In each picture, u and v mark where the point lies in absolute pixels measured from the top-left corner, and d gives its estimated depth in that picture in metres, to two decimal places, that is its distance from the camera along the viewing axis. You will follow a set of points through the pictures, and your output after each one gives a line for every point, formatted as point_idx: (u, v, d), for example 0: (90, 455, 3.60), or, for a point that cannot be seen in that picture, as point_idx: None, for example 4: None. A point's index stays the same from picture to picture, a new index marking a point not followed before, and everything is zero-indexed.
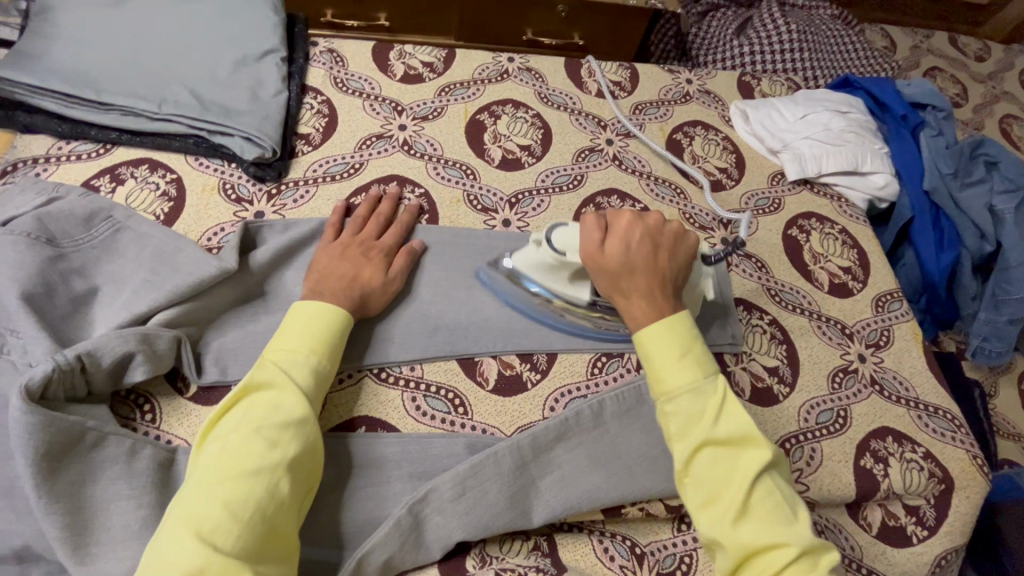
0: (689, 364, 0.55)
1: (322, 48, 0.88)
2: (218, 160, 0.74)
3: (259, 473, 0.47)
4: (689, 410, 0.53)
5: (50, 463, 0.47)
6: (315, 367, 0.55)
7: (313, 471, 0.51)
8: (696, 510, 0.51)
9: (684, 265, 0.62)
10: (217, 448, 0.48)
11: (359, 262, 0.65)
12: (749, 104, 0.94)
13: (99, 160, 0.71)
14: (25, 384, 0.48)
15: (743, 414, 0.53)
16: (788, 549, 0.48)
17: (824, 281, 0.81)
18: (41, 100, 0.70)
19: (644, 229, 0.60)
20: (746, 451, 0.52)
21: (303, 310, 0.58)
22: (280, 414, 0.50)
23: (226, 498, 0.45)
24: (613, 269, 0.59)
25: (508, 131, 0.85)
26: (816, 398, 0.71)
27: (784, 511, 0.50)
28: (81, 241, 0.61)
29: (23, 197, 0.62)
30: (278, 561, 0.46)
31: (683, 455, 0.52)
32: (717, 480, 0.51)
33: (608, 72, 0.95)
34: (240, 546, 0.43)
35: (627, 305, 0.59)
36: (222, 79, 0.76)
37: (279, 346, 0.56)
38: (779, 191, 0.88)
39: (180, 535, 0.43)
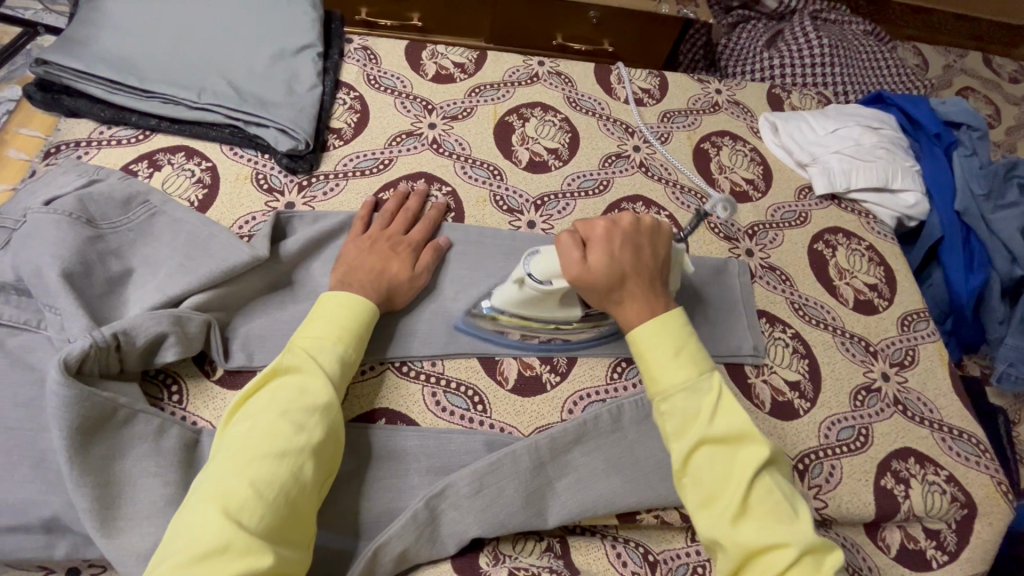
0: (684, 362, 0.54)
1: (356, 45, 0.89)
2: (252, 151, 0.75)
3: (284, 455, 0.47)
4: (685, 409, 0.52)
5: (83, 436, 0.48)
6: (342, 355, 0.56)
7: (334, 458, 0.52)
8: (695, 510, 0.51)
9: (663, 257, 0.62)
10: (244, 426, 0.49)
11: (387, 255, 0.66)
12: (779, 116, 0.94)
13: (138, 145, 0.73)
14: (63, 358, 0.50)
15: (739, 412, 0.52)
16: (790, 550, 0.47)
17: (849, 297, 0.80)
18: (87, 86, 0.72)
19: (622, 233, 0.60)
20: (744, 448, 0.51)
21: (333, 299, 0.59)
22: (306, 398, 0.51)
23: (252, 477, 0.45)
24: (602, 283, 0.58)
25: (536, 134, 0.86)
26: (838, 415, 0.70)
27: (785, 509, 0.49)
28: (119, 223, 0.62)
29: (66, 178, 0.64)
30: (295, 544, 0.46)
31: (681, 453, 0.51)
32: (717, 479, 0.50)
33: (637, 79, 0.96)
34: (263, 525, 0.44)
35: (624, 313, 0.58)
36: (260, 72, 0.77)
37: (308, 332, 0.57)
38: (806, 205, 0.87)
39: (206, 509, 0.43)
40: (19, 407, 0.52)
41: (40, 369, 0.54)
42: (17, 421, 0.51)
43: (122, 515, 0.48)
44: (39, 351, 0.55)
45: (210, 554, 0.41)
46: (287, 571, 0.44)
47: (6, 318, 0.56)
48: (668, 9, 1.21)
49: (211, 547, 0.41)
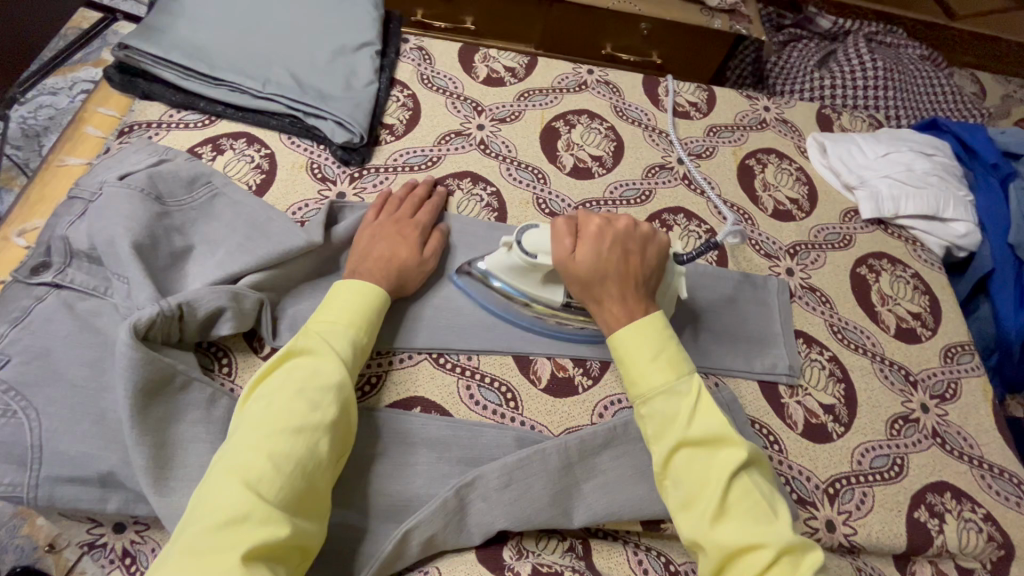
0: (664, 365, 0.56)
1: (412, 45, 0.92)
2: (309, 141, 0.78)
3: (300, 431, 0.49)
4: (663, 412, 0.54)
5: (144, 398, 0.52)
6: (354, 339, 0.58)
7: (347, 436, 0.54)
8: (676, 512, 0.52)
9: (655, 265, 0.63)
10: (260, 404, 0.50)
11: (401, 242, 0.67)
12: (828, 137, 0.93)
13: (203, 130, 0.77)
14: (133, 322, 0.53)
15: (716, 414, 0.53)
16: (767, 550, 0.47)
17: (891, 324, 0.78)
18: (161, 71, 0.76)
19: (613, 234, 0.61)
20: (721, 450, 0.52)
21: (347, 286, 0.61)
22: (320, 378, 0.53)
23: (272, 451, 0.47)
24: (582, 276, 0.60)
25: (582, 141, 0.87)
26: (872, 442, 0.69)
27: (761, 509, 0.50)
28: (183, 202, 0.66)
29: (137, 156, 0.68)
30: (310, 517, 0.48)
31: (661, 455, 0.53)
32: (693, 481, 0.51)
33: (684, 92, 0.96)
34: (282, 497, 0.46)
35: (600, 309, 0.61)
36: (321, 67, 0.81)
37: (322, 317, 0.59)
38: (851, 228, 0.86)
39: (227, 481, 0.45)
40: (85, 367, 0.55)
41: (106, 333, 0.58)
42: (82, 379, 0.55)
43: (173, 476, 0.51)
44: (106, 316, 0.59)
45: (233, 522, 0.43)
46: (303, 543, 0.46)
47: (77, 284, 0.60)
48: (722, 24, 1.21)
49: (232, 515, 0.43)
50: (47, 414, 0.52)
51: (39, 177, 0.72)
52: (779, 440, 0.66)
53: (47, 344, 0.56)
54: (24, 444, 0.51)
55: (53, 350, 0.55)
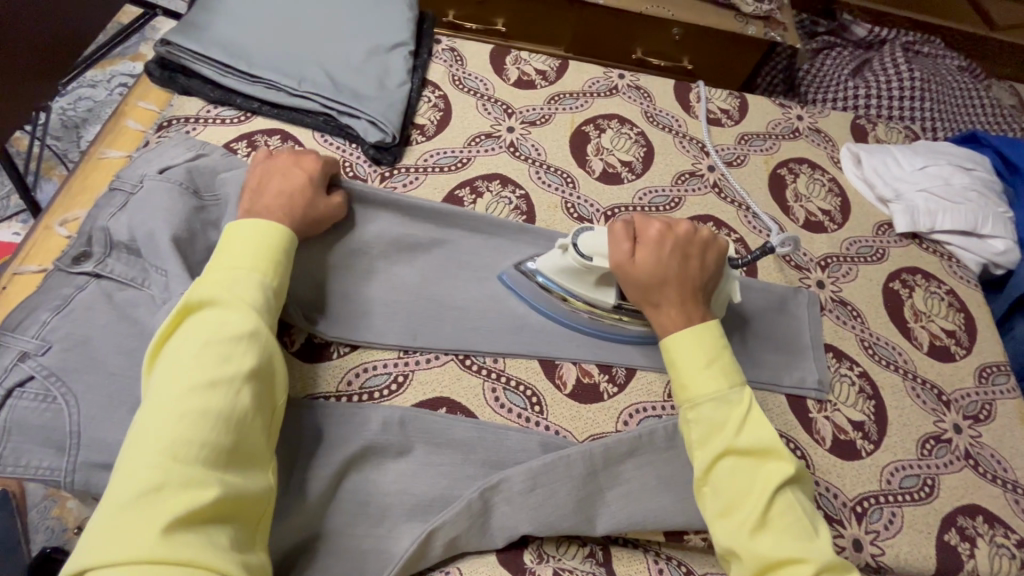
0: (717, 373, 0.56)
1: (444, 46, 0.92)
2: (341, 140, 0.79)
3: (212, 384, 0.46)
4: (711, 420, 0.54)
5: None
6: (264, 283, 0.54)
7: (271, 382, 0.51)
8: (712, 519, 0.52)
9: (713, 274, 0.64)
10: (167, 366, 0.47)
11: (294, 177, 0.64)
12: (863, 148, 0.91)
13: (239, 126, 0.78)
14: None
15: (765, 427, 0.54)
16: (807, 566, 0.48)
17: (923, 341, 0.77)
18: (202, 67, 0.78)
19: (674, 240, 0.63)
20: (768, 463, 0.53)
21: (242, 229, 0.56)
22: (229, 327, 0.49)
23: (183, 412, 0.44)
24: (642, 279, 0.61)
25: (612, 145, 0.86)
26: (903, 462, 0.67)
27: (802, 525, 0.50)
28: (220, 196, 0.67)
29: (176, 150, 0.69)
30: (245, 474, 0.46)
31: (704, 461, 0.53)
32: (735, 491, 0.52)
33: (716, 99, 0.95)
34: (207, 455, 0.43)
35: (655, 314, 0.61)
36: (356, 66, 0.81)
37: (221, 263, 0.54)
38: (885, 242, 0.84)
39: (142, 451, 0.42)
40: (124, 355, 0.57)
41: (143, 323, 0.59)
42: (119, 367, 0.56)
43: None
44: (143, 307, 0.60)
45: (151, 493, 0.40)
46: (242, 497, 0.44)
47: (117, 274, 0.61)
48: (755, 31, 1.19)
49: (149, 485, 0.40)
50: (85, 401, 0.54)
51: (80, 169, 0.74)
52: (806, 456, 0.65)
53: (86, 332, 0.57)
54: (63, 430, 0.53)
55: (93, 338, 0.57)
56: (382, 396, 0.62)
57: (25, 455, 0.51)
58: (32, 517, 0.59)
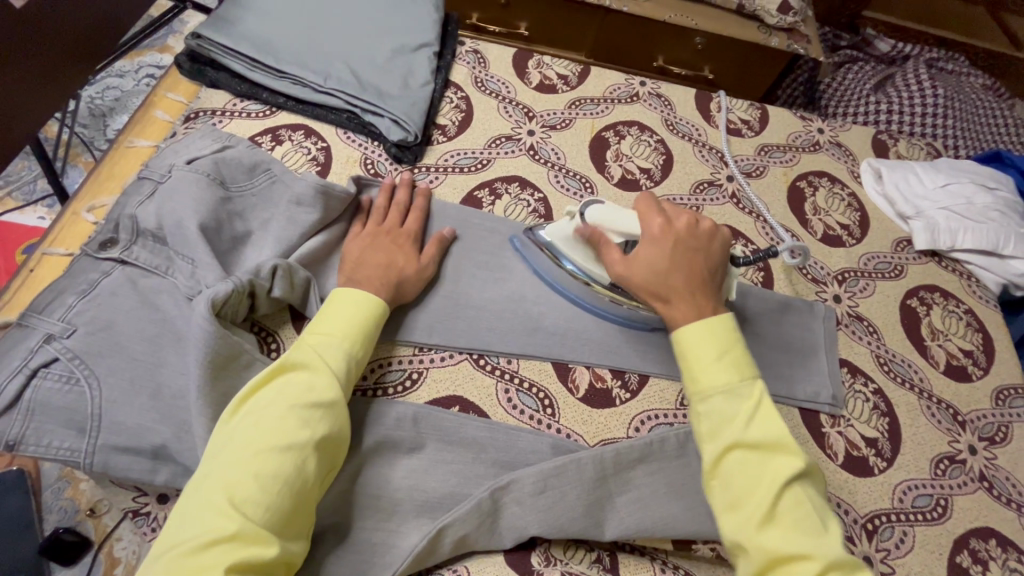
0: (728, 366, 0.55)
1: (468, 48, 0.93)
2: (364, 137, 0.80)
3: (288, 450, 0.48)
4: (721, 412, 0.53)
5: (211, 373, 0.55)
6: (350, 355, 0.57)
7: (338, 452, 0.53)
8: (720, 512, 0.51)
9: (717, 267, 0.64)
10: (249, 420, 0.50)
11: (392, 250, 0.67)
12: (885, 164, 0.90)
13: (265, 120, 0.79)
14: (212, 296, 0.56)
15: (776, 420, 0.53)
16: (814, 562, 0.47)
17: (940, 359, 0.76)
18: (230, 61, 0.79)
19: (676, 236, 0.62)
20: (779, 457, 0.51)
21: (345, 297, 0.59)
22: (313, 394, 0.52)
23: (257, 471, 0.46)
24: (649, 274, 0.61)
25: (631, 152, 0.87)
26: (915, 480, 0.67)
27: (813, 521, 0.49)
28: (244, 187, 0.68)
29: (202, 141, 0.70)
30: (296, 538, 0.48)
31: (713, 454, 0.52)
32: (743, 486, 0.51)
33: (737, 110, 0.95)
34: (267, 518, 0.45)
35: (665, 307, 0.60)
36: (381, 65, 0.82)
37: (317, 329, 0.57)
38: (903, 259, 0.84)
39: (214, 499, 0.45)
40: (147, 341, 0.58)
41: (167, 311, 0.60)
42: (141, 353, 0.57)
43: None
44: (166, 294, 0.61)
45: (218, 541, 0.43)
46: (286, 563, 0.46)
47: (141, 261, 0.62)
48: (779, 43, 1.18)
49: (218, 536, 0.43)
50: (107, 384, 0.55)
51: (107, 157, 0.75)
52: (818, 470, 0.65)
53: (111, 317, 0.58)
54: (85, 412, 0.53)
55: (117, 323, 0.58)
56: (396, 392, 0.63)
57: (47, 435, 0.52)
58: (47, 497, 0.60)
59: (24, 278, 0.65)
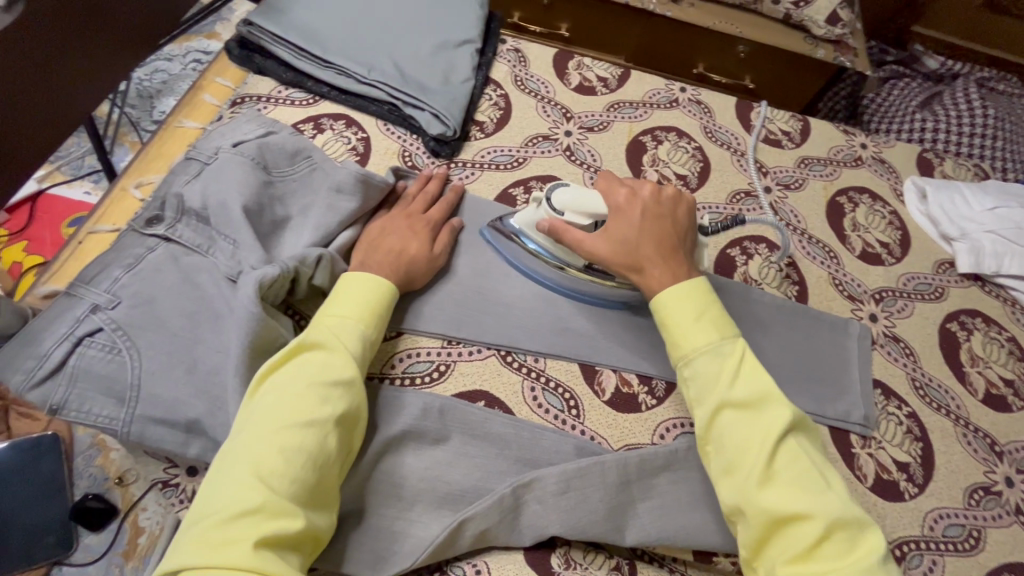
0: (707, 327, 0.56)
1: (509, 47, 0.94)
2: (403, 130, 0.81)
3: (309, 425, 0.49)
4: (706, 373, 0.54)
5: (247, 351, 0.56)
6: (366, 335, 0.58)
7: (356, 430, 0.54)
8: (719, 477, 0.52)
9: (684, 229, 0.64)
10: (270, 397, 0.50)
11: (408, 236, 0.67)
12: (930, 183, 0.88)
13: (308, 108, 0.80)
14: (260, 279, 0.57)
15: (760, 376, 0.54)
16: (815, 521, 0.47)
17: (979, 387, 0.74)
18: (279, 49, 0.81)
19: (643, 206, 0.63)
20: (765, 412, 0.52)
21: (354, 279, 0.60)
22: (330, 372, 0.52)
23: (281, 446, 0.47)
24: (622, 243, 0.61)
25: (668, 158, 0.86)
26: (947, 509, 0.65)
27: (813, 477, 0.49)
28: (285, 173, 0.69)
29: (248, 126, 0.71)
30: (321, 511, 0.49)
31: (703, 419, 0.53)
32: (738, 448, 0.51)
33: (778, 120, 0.94)
34: (293, 491, 0.46)
35: (642, 277, 0.61)
36: (423, 59, 0.83)
37: (331, 311, 0.58)
38: (944, 280, 0.82)
39: (241, 474, 0.45)
40: (186, 318, 0.59)
41: (205, 289, 0.62)
42: (179, 328, 0.59)
43: None
44: (206, 273, 0.62)
45: (246, 513, 0.43)
46: (314, 535, 0.47)
47: (184, 239, 0.64)
48: (824, 55, 1.18)
49: (246, 507, 0.43)
50: (146, 357, 0.56)
51: (157, 136, 0.77)
52: (846, 491, 0.63)
53: (153, 292, 0.60)
54: (125, 382, 0.55)
55: (158, 298, 0.59)
56: (423, 383, 0.64)
57: (88, 403, 0.54)
58: (77, 464, 0.64)
59: (72, 250, 0.67)
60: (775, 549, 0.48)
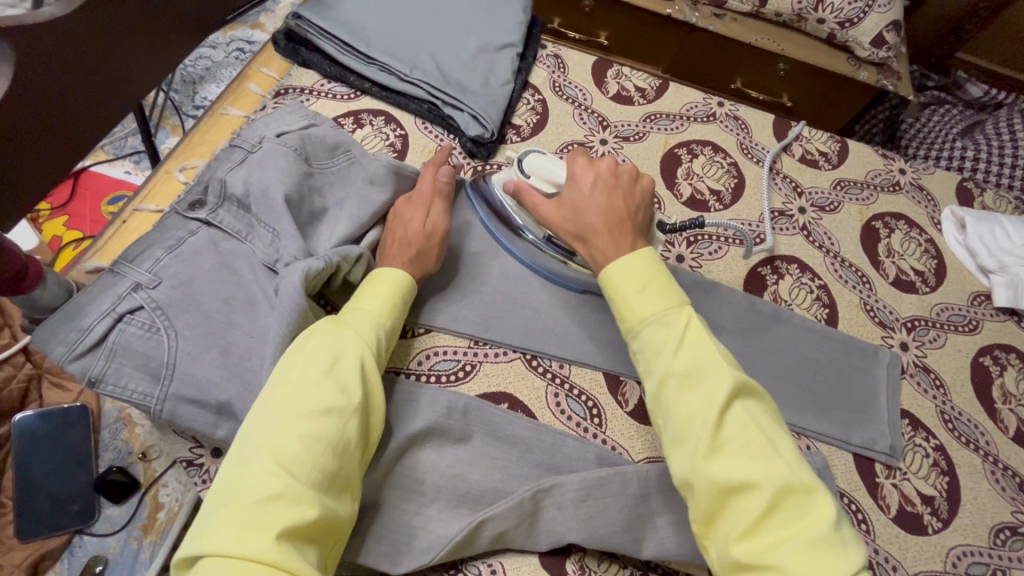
0: (652, 296, 0.54)
1: (549, 52, 0.94)
2: (441, 130, 0.82)
3: (328, 413, 0.49)
4: (652, 344, 0.52)
5: (281, 338, 0.57)
6: (386, 328, 0.58)
7: (375, 421, 0.54)
8: (670, 451, 0.49)
9: (639, 205, 0.63)
10: (286, 381, 0.50)
11: (418, 216, 0.67)
12: (970, 213, 0.86)
13: (348, 103, 0.81)
14: (306, 271, 0.58)
15: (705, 342, 0.51)
16: (761, 491, 0.44)
17: (1011, 425, 0.72)
18: (325, 43, 0.82)
19: (596, 177, 0.63)
20: (709, 378, 0.49)
21: (381, 275, 0.61)
22: (346, 360, 0.53)
23: (301, 433, 0.47)
24: (570, 213, 0.63)
25: (702, 172, 0.86)
26: (971, 547, 0.63)
27: (760, 444, 0.46)
28: (325, 165, 0.70)
29: (290, 117, 0.72)
30: (341, 500, 0.49)
31: (652, 392, 0.51)
32: (682, 418, 0.48)
33: (816, 140, 0.93)
34: (314, 479, 0.46)
35: (587, 248, 0.61)
36: (465, 60, 0.84)
37: (354, 305, 0.59)
38: (979, 313, 0.80)
39: (262, 461, 0.45)
40: (223, 302, 0.61)
41: (242, 276, 0.63)
42: (216, 312, 0.60)
43: None
44: (243, 259, 0.64)
45: (268, 500, 0.43)
46: (334, 524, 0.47)
47: (225, 225, 0.65)
48: (867, 77, 1.16)
49: (267, 494, 0.43)
50: (183, 337, 0.57)
51: (202, 122, 0.79)
52: (867, 520, 0.63)
53: (192, 274, 0.61)
54: (160, 360, 0.56)
55: (197, 281, 0.61)
56: (448, 381, 0.64)
57: (124, 378, 0.55)
58: (104, 436, 0.66)
59: (116, 228, 0.69)
60: (726, 523, 0.45)
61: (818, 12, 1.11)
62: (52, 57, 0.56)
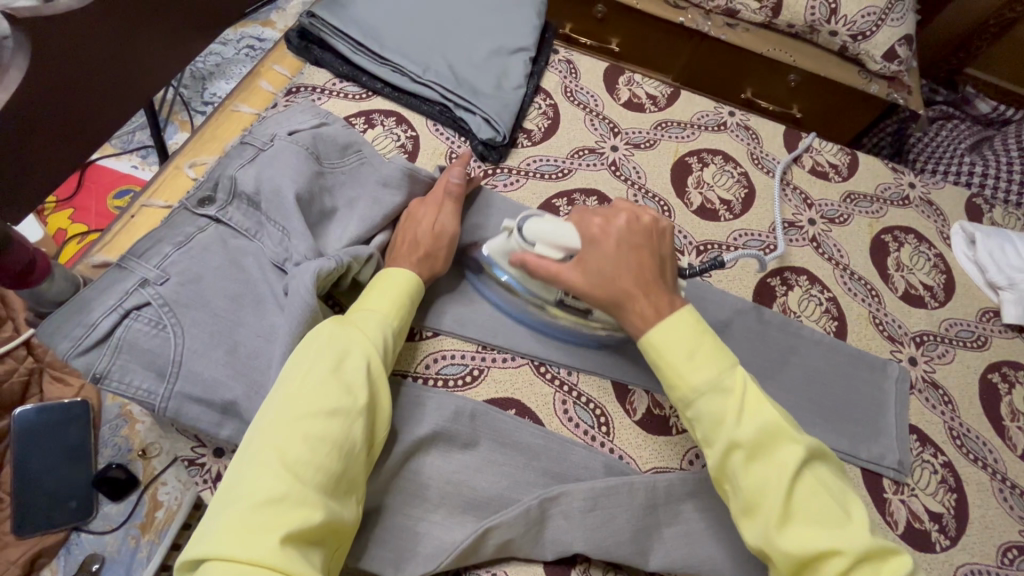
0: (704, 360, 0.52)
1: (561, 57, 0.94)
2: (452, 132, 0.81)
3: (333, 414, 0.48)
4: (709, 414, 0.50)
5: (288, 339, 0.56)
6: (393, 329, 0.58)
7: (382, 423, 0.53)
8: (739, 517, 0.49)
9: (665, 261, 0.60)
10: (290, 382, 0.50)
11: (430, 217, 0.66)
12: (980, 229, 0.86)
13: (360, 103, 0.81)
14: (318, 271, 0.58)
15: (766, 407, 0.50)
16: (842, 559, 0.44)
17: (1019, 443, 0.72)
18: (338, 43, 0.82)
19: (620, 234, 0.58)
20: (777, 448, 0.48)
21: (389, 276, 0.60)
22: (351, 360, 0.52)
23: (306, 434, 0.47)
24: (599, 277, 0.57)
25: (713, 181, 0.85)
26: (979, 565, 0.63)
27: (833, 511, 0.46)
28: (336, 165, 0.69)
29: (302, 115, 0.72)
30: (346, 502, 0.48)
31: (715, 459, 0.50)
32: (753, 488, 0.48)
33: (826, 152, 0.93)
34: (318, 481, 0.45)
35: (623, 314, 0.56)
36: (477, 63, 0.84)
37: (360, 306, 0.59)
38: (987, 329, 0.80)
39: (267, 462, 0.45)
40: (230, 300, 0.60)
41: (250, 274, 0.62)
42: (223, 310, 0.59)
43: None
44: (252, 257, 0.63)
45: (271, 502, 0.43)
46: (338, 527, 0.46)
47: (234, 222, 0.64)
48: (878, 90, 1.17)
49: (271, 495, 0.43)
50: (189, 334, 0.57)
51: (212, 118, 0.78)
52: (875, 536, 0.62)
53: (200, 271, 0.60)
54: (166, 356, 0.56)
55: (205, 278, 0.60)
56: (455, 385, 0.64)
57: (129, 374, 0.55)
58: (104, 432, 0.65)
59: (124, 223, 0.69)
60: None
61: (830, 24, 1.11)
62: (68, 49, 0.55)
